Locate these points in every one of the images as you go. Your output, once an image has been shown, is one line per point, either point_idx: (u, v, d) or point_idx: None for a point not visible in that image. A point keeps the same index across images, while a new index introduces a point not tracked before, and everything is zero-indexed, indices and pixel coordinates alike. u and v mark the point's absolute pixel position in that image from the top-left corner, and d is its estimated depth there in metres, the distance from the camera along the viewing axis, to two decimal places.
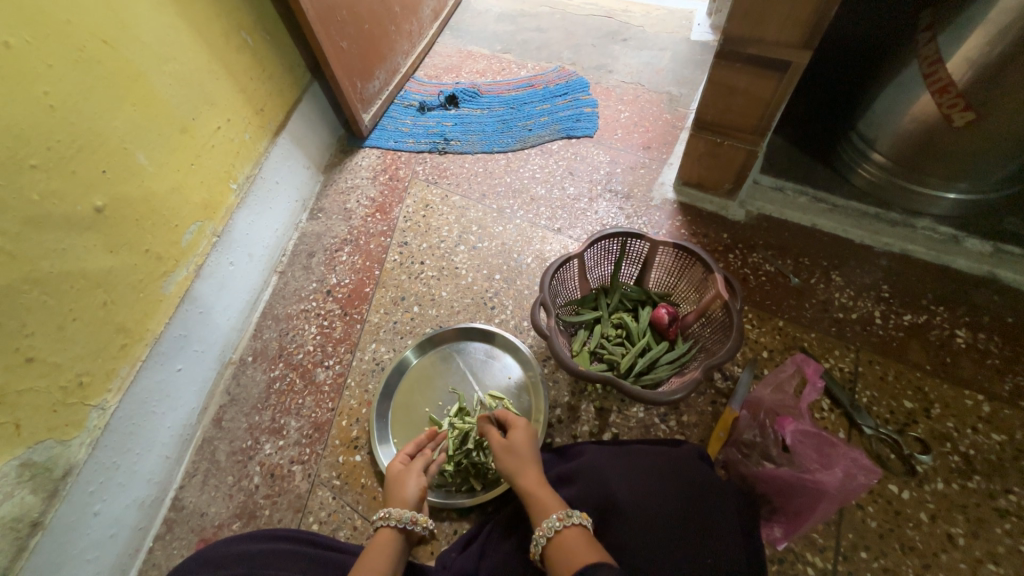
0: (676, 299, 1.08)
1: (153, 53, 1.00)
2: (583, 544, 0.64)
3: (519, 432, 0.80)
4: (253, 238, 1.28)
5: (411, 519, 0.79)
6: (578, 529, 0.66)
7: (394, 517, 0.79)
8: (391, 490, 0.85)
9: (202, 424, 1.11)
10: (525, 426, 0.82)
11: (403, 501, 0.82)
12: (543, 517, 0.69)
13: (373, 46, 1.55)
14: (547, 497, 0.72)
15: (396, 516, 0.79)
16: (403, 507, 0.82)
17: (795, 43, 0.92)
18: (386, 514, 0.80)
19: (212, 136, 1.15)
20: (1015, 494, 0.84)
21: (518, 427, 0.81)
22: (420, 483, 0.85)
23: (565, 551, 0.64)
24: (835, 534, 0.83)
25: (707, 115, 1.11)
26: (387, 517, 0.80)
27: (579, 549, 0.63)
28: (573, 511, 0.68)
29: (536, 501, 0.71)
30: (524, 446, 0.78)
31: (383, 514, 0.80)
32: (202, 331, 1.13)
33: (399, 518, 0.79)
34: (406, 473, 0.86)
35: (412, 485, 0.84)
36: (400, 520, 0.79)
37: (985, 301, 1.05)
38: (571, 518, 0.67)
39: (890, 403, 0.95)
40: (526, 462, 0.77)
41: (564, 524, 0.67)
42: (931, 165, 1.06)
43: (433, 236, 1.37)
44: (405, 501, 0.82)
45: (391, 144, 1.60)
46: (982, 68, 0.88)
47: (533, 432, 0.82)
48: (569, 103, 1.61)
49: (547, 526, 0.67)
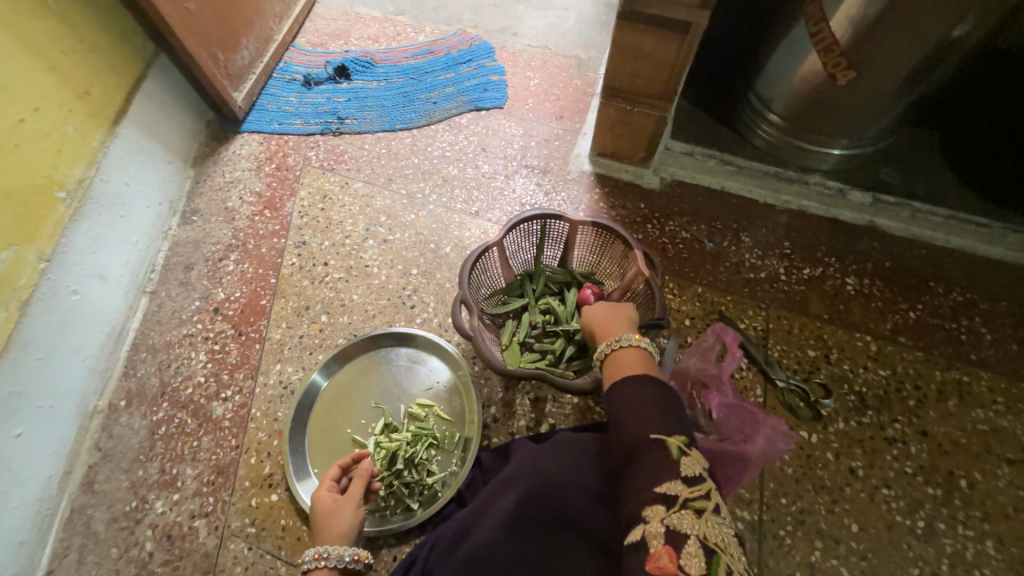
0: (601, 277, 1.06)
1: None
2: (635, 362, 0.73)
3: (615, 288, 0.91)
4: (102, 256, 1.04)
5: (354, 557, 0.73)
6: (635, 349, 0.74)
7: (334, 557, 0.72)
8: (321, 524, 0.76)
9: (66, 493, 0.91)
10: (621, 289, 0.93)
11: (339, 536, 0.75)
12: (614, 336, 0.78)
13: (233, 7, 1.30)
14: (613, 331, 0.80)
15: (337, 556, 0.72)
16: (339, 543, 0.74)
17: (694, 3, 0.88)
18: (321, 555, 0.71)
19: (13, 132, 0.89)
20: (899, 421, 0.94)
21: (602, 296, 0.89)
22: (357, 512, 0.78)
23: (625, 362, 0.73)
24: (759, 487, 0.88)
25: (615, 82, 1.07)
26: (322, 558, 0.72)
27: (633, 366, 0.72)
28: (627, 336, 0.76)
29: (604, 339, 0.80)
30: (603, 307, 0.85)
31: (316, 555, 0.72)
32: (45, 381, 0.91)
33: (339, 558, 0.72)
34: (340, 505, 0.78)
35: (350, 517, 0.77)
36: (340, 559, 0.72)
37: (867, 249, 1.15)
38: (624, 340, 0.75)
39: (797, 354, 1.01)
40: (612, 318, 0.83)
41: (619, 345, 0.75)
42: (819, 123, 1.11)
43: (335, 231, 1.22)
44: (342, 537, 0.75)
45: (274, 127, 1.38)
46: (859, 26, 0.91)
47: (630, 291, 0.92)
48: (475, 71, 1.48)
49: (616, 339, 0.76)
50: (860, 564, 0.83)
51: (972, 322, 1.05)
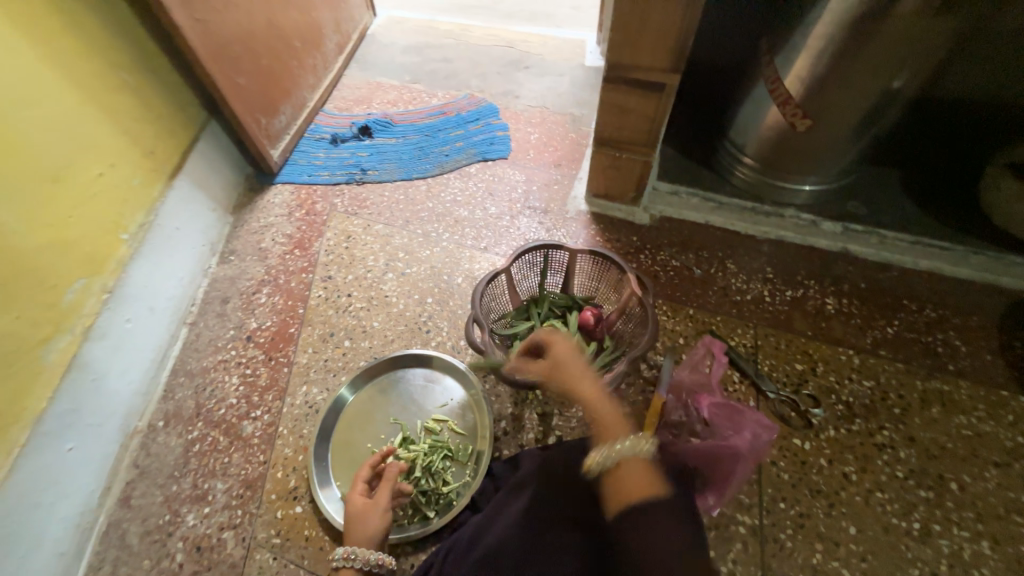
0: (599, 300, 1.16)
1: (11, 99, 0.90)
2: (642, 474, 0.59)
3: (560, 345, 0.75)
4: (153, 290, 1.17)
5: (377, 561, 0.78)
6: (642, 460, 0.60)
7: (360, 558, 0.78)
8: (353, 525, 0.82)
9: (105, 508, 0.98)
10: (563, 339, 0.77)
11: (367, 539, 0.80)
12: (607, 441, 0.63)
13: (276, 81, 1.52)
14: (611, 420, 0.65)
15: (362, 559, 0.78)
16: (366, 546, 0.80)
17: (666, 68, 1.06)
18: (349, 556, 0.77)
19: (92, 184, 1.04)
20: (887, 428, 1.00)
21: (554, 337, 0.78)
22: (384, 517, 0.83)
23: (625, 481, 0.58)
24: (757, 492, 0.93)
25: (605, 133, 1.23)
26: (350, 559, 0.77)
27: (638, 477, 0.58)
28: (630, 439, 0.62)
29: (602, 416, 0.66)
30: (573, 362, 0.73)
31: (345, 555, 0.78)
32: (97, 400, 1.00)
33: (365, 560, 0.78)
34: (369, 509, 0.83)
35: (377, 522, 0.82)
36: (366, 562, 0.78)
37: (843, 272, 1.26)
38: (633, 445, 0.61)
39: (785, 368, 1.09)
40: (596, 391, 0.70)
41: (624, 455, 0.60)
42: (787, 163, 1.26)
43: (358, 266, 1.35)
44: (369, 540, 0.81)
45: (305, 178, 1.56)
46: (808, 84, 1.08)
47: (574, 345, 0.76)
48: (482, 128, 1.68)
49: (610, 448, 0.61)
50: (860, 566, 0.86)
51: (947, 336, 1.13)
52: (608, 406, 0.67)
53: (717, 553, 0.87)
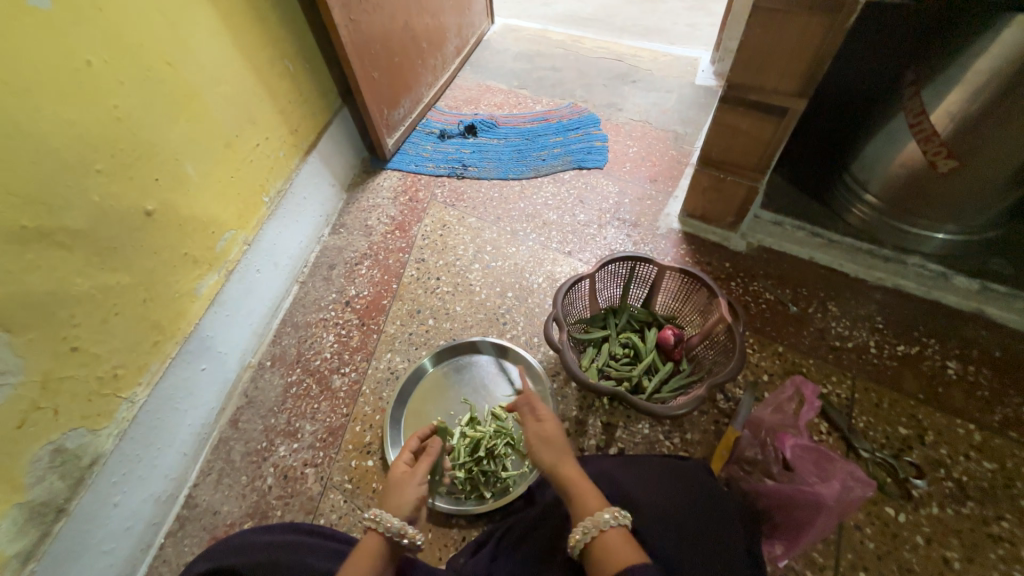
0: (681, 322, 1.14)
1: (209, 76, 1.09)
2: (628, 548, 0.61)
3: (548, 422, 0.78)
4: (279, 248, 1.35)
5: (401, 531, 0.70)
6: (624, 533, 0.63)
7: (383, 523, 0.70)
8: (389, 489, 0.77)
9: (218, 425, 1.14)
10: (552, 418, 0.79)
11: (396, 506, 0.74)
12: (589, 511, 0.66)
13: (402, 77, 1.68)
14: (591, 492, 0.68)
15: (386, 524, 0.70)
16: (393, 513, 0.73)
17: (793, 92, 1.01)
18: (375, 517, 0.71)
19: (251, 152, 1.23)
20: (1007, 520, 0.87)
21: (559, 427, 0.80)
22: (418, 487, 0.76)
23: (609, 553, 0.61)
24: (834, 554, 0.86)
25: (711, 153, 1.20)
26: (377, 520, 0.71)
27: (622, 550, 0.61)
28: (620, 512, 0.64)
29: (580, 493, 0.69)
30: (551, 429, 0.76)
31: (372, 516, 0.71)
32: (227, 333, 1.18)
33: (388, 525, 0.70)
34: (404, 476, 0.78)
35: (411, 489, 0.75)
36: (389, 528, 0.70)
37: (973, 336, 1.11)
38: (617, 518, 0.63)
39: (886, 428, 0.99)
40: (563, 456, 0.74)
41: (612, 524, 0.63)
42: (918, 206, 1.14)
43: (449, 253, 1.44)
44: (398, 507, 0.74)
45: (412, 167, 1.70)
46: (960, 121, 0.97)
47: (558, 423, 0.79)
48: (581, 137, 1.71)
49: (596, 521, 0.63)
50: None
51: None
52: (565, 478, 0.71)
53: None
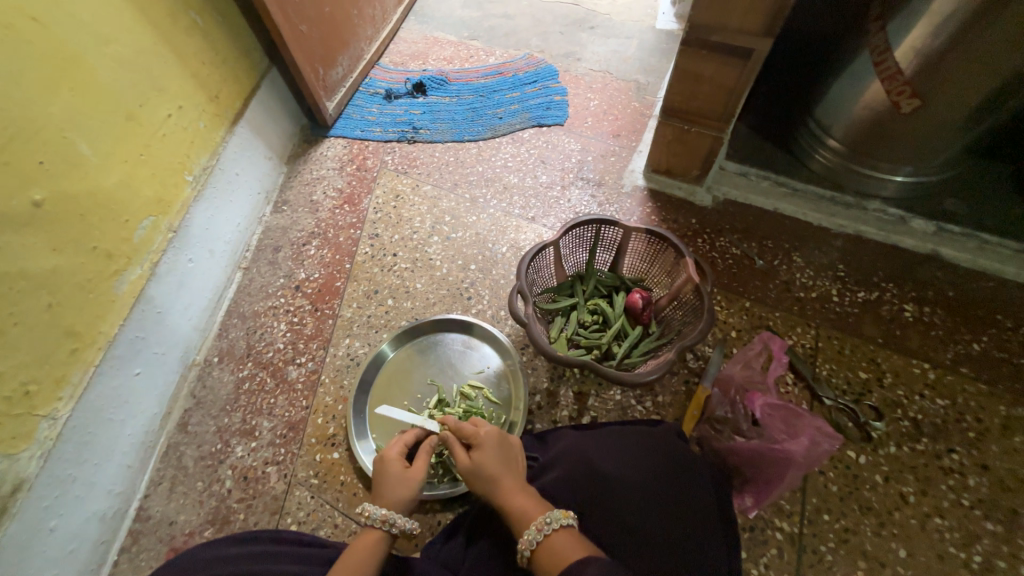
0: (649, 284, 1.10)
1: (91, 33, 0.92)
2: (572, 545, 0.62)
3: (485, 451, 0.74)
4: (213, 233, 1.22)
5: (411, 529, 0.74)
6: (566, 532, 0.63)
7: (396, 524, 0.72)
8: (385, 489, 0.76)
9: (165, 430, 1.06)
10: (490, 441, 0.75)
11: (399, 506, 0.75)
12: (524, 528, 0.65)
13: (335, 30, 1.49)
14: (525, 503, 0.68)
15: (399, 525, 0.72)
16: (400, 512, 0.75)
17: (757, 32, 0.94)
18: (387, 519, 0.72)
19: (162, 125, 1.07)
20: (957, 452, 0.92)
21: (511, 444, 0.77)
22: (419, 489, 0.78)
23: (553, 557, 0.61)
24: (800, 500, 0.88)
25: (674, 103, 1.13)
26: (388, 522, 0.72)
27: (565, 549, 0.61)
28: (553, 515, 0.64)
29: (516, 510, 0.68)
30: (489, 460, 0.73)
31: (384, 517, 0.72)
32: (162, 330, 1.07)
33: (402, 526, 0.73)
34: (407, 475, 0.78)
35: (413, 488, 0.77)
36: (400, 528, 0.73)
37: (929, 277, 1.13)
38: (553, 521, 0.63)
39: (847, 374, 1.01)
40: (501, 473, 0.72)
41: (547, 530, 0.63)
42: (881, 149, 1.13)
43: (404, 227, 1.34)
44: (404, 507, 0.76)
45: (357, 133, 1.55)
46: (925, 57, 0.93)
47: (501, 441, 0.76)
48: (539, 91, 1.60)
49: (528, 539, 0.63)
50: None
51: None
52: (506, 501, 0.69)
53: (749, 555, 0.85)
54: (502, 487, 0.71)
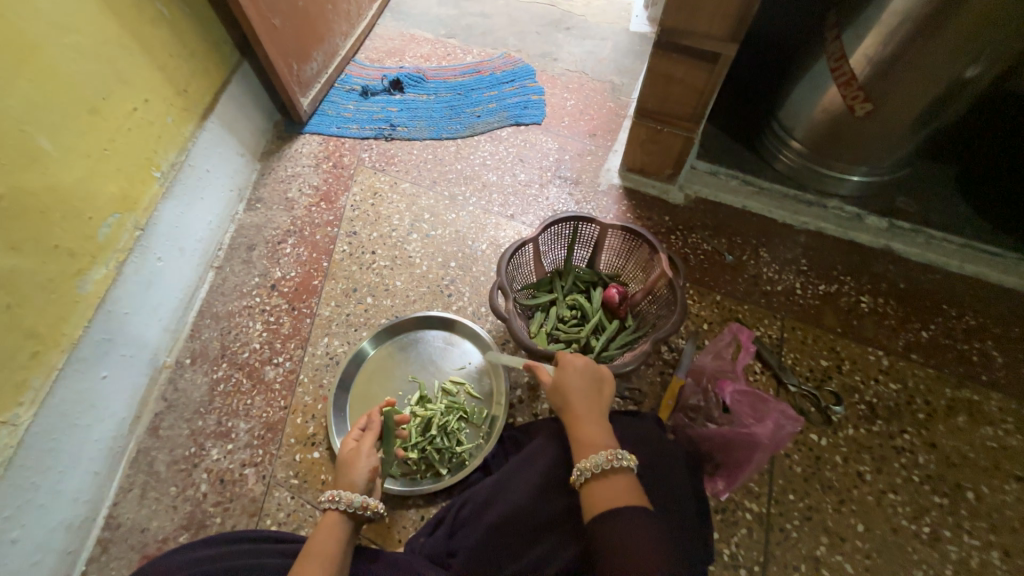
0: (625, 279, 1.13)
1: (51, 22, 0.88)
2: (626, 488, 0.65)
3: (569, 373, 0.77)
4: (183, 230, 1.18)
5: (364, 504, 0.72)
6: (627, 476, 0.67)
7: (344, 501, 0.72)
8: (340, 472, 0.77)
9: (135, 435, 1.03)
10: (577, 365, 0.78)
11: (355, 486, 0.75)
12: (590, 453, 0.69)
13: (310, 25, 1.47)
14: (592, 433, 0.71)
15: (346, 501, 0.71)
16: (352, 490, 0.74)
17: (723, 36, 0.98)
18: (334, 497, 0.72)
19: (127, 119, 1.04)
20: (909, 432, 0.99)
21: (603, 383, 0.78)
22: (372, 467, 0.77)
23: (609, 490, 0.65)
24: (768, 482, 0.93)
25: (648, 104, 1.17)
26: (336, 500, 0.72)
27: (624, 490, 0.65)
28: (624, 455, 0.68)
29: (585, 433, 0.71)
30: (574, 383, 0.76)
31: (331, 495, 0.72)
32: (129, 332, 1.03)
33: (349, 502, 0.71)
34: (358, 452, 0.78)
35: (364, 467, 0.77)
36: (349, 504, 0.72)
37: (883, 271, 1.21)
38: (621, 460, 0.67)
39: (810, 363, 1.07)
40: (581, 391, 0.76)
41: (614, 466, 0.67)
42: (839, 150, 1.20)
43: (383, 224, 1.33)
44: (356, 483, 0.75)
45: (333, 130, 1.53)
46: (878, 63, 1.00)
47: (593, 370, 0.78)
48: (517, 90, 1.62)
49: (594, 462, 0.67)
50: (865, 561, 0.87)
51: (985, 345, 1.10)
52: (586, 428, 0.72)
53: (721, 535, 0.89)
54: (574, 410, 0.75)
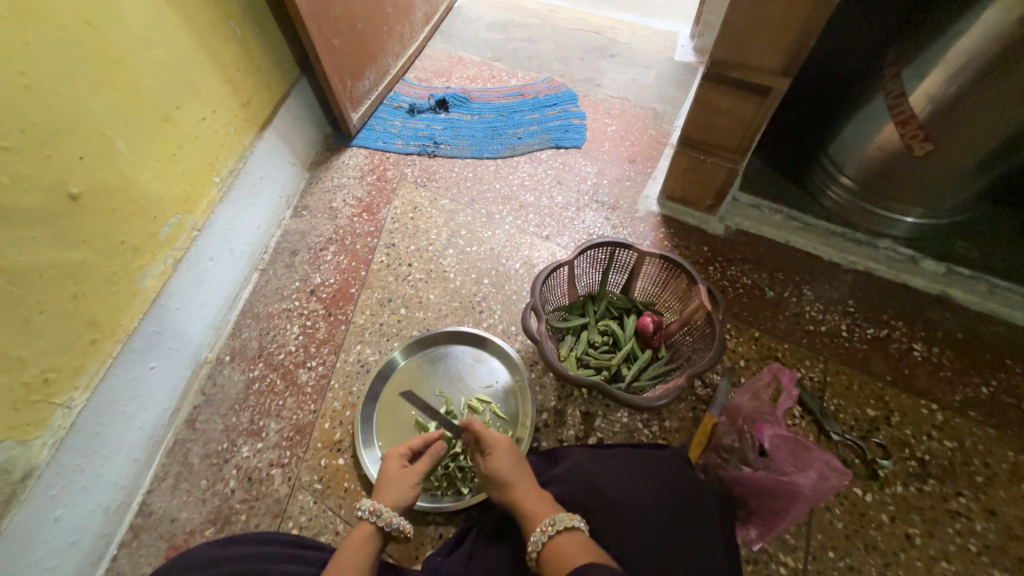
0: (660, 308, 1.12)
1: (137, 37, 0.96)
2: (573, 548, 0.64)
3: (499, 453, 0.78)
4: (234, 233, 1.24)
5: (399, 527, 0.74)
6: (569, 535, 0.65)
7: (383, 517, 0.73)
8: (382, 485, 0.79)
9: (173, 426, 1.07)
10: (503, 444, 0.79)
11: (395, 504, 0.76)
12: (531, 531, 0.68)
13: (366, 46, 1.55)
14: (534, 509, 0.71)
15: (386, 519, 0.73)
16: (391, 507, 0.76)
17: (775, 71, 0.97)
18: (375, 511, 0.73)
19: (195, 127, 1.11)
20: (964, 495, 0.92)
21: (522, 457, 0.80)
22: (414, 490, 0.79)
23: (559, 555, 0.63)
24: (805, 535, 0.88)
25: (692, 133, 1.16)
26: (375, 514, 0.73)
27: (569, 551, 0.63)
28: (558, 517, 0.67)
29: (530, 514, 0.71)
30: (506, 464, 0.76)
31: (372, 508, 0.74)
32: (178, 327, 1.09)
33: (388, 521, 0.73)
34: (406, 474, 0.79)
35: (407, 489, 0.78)
36: (387, 523, 0.73)
37: (938, 318, 1.14)
38: (556, 524, 0.66)
39: (855, 411, 1.01)
40: (515, 470, 0.76)
41: (552, 532, 0.66)
42: (892, 189, 1.15)
43: (421, 238, 1.37)
44: (395, 502, 0.77)
45: (379, 144, 1.59)
46: (939, 103, 0.96)
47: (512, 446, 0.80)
48: (559, 114, 1.64)
49: (534, 539, 0.66)
50: None
51: None
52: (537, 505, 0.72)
53: None
54: (516, 492, 0.74)
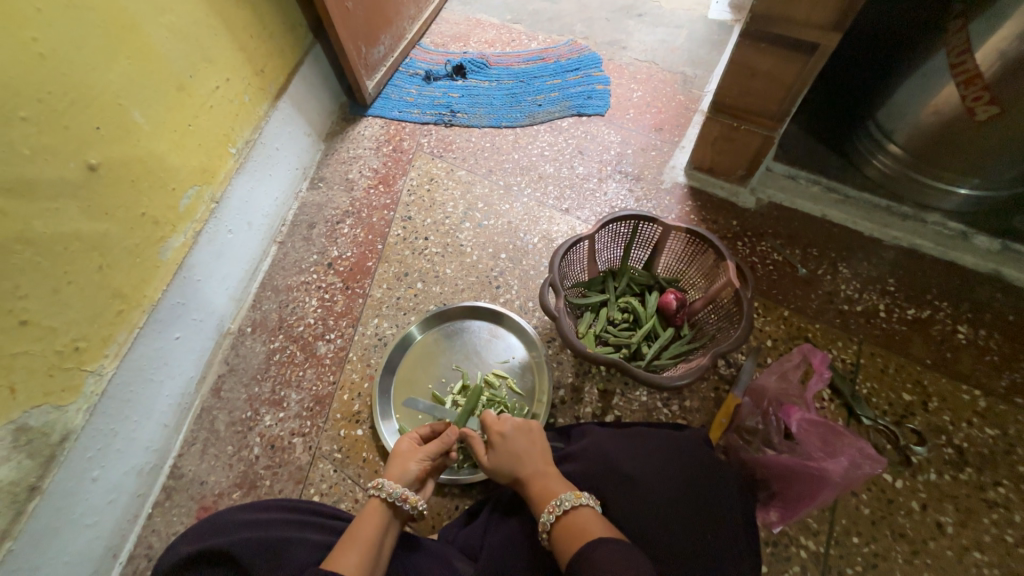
0: (684, 285, 1.07)
1: (149, 2, 0.93)
2: (584, 524, 0.63)
3: (507, 436, 0.75)
4: (252, 205, 1.24)
5: (403, 496, 0.72)
6: (578, 512, 0.64)
7: (387, 489, 0.73)
8: (393, 463, 0.79)
9: (200, 394, 1.10)
10: (518, 425, 0.77)
11: (403, 478, 0.76)
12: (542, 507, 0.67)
13: (380, 8, 1.48)
14: (543, 483, 0.70)
15: (388, 489, 0.72)
16: (397, 481, 0.75)
17: (824, 25, 0.88)
18: (379, 483, 0.73)
19: (210, 96, 1.09)
20: (1004, 485, 0.87)
21: (535, 429, 0.77)
22: (422, 466, 0.78)
23: (570, 532, 0.63)
24: (829, 520, 0.85)
25: (726, 98, 1.08)
26: (378, 487, 0.73)
27: (581, 528, 0.62)
28: (565, 497, 0.66)
29: (539, 489, 0.69)
30: (517, 444, 0.74)
31: (376, 482, 0.73)
32: (201, 298, 1.10)
33: (390, 492, 0.72)
34: (413, 451, 0.79)
35: (415, 464, 0.77)
36: (391, 494, 0.72)
37: (988, 299, 1.06)
38: (564, 504, 0.65)
39: (889, 395, 0.96)
40: (529, 451, 0.74)
41: (558, 512, 0.65)
42: (947, 159, 1.05)
43: (437, 211, 1.34)
44: (402, 477, 0.76)
45: (395, 114, 1.54)
46: (1011, 60, 0.85)
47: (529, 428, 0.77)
48: (581, 79, 1.56)
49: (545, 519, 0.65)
50: None
51: None
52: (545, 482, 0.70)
53: (770, 569, 0.83)
54: (524, 472, 0.72)
